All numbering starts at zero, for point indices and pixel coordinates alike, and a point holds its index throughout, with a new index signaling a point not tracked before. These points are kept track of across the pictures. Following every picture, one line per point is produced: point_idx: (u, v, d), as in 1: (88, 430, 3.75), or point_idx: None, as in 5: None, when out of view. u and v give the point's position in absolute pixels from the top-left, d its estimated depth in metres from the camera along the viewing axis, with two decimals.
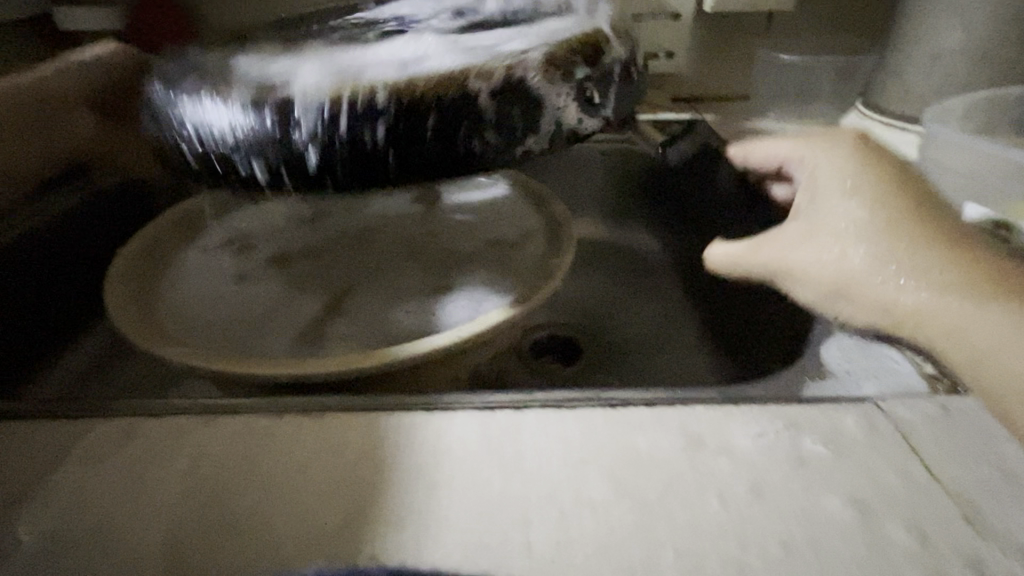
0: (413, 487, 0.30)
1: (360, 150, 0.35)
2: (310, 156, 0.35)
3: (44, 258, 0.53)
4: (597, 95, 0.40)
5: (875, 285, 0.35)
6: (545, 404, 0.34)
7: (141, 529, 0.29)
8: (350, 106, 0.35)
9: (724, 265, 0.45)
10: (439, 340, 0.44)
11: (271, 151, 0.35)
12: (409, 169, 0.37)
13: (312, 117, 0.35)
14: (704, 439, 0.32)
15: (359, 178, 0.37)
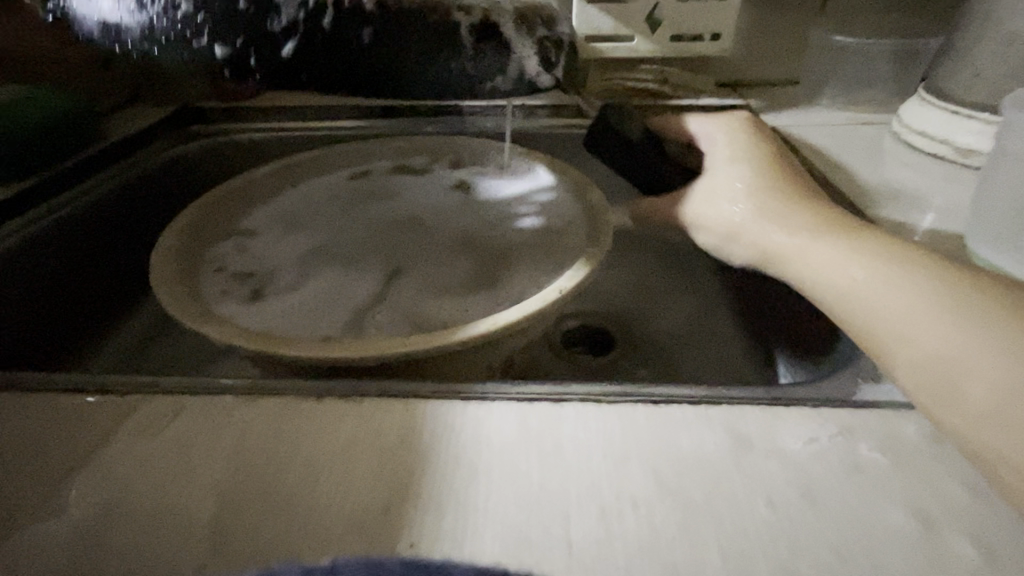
0: (451, 477, 0.30)
1: (336, 43, 0.39)
2: (286, 47, 0.37)
3: (97, 234, 0.53)
4: (553, 53, 0.44)
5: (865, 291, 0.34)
6: (583, 398, 0.33)
7: (188, 506, 0.29)
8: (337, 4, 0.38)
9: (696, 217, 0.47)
10: (473, 330, 0.43)
11: (228, 34, 0.36)
12: (349, 70, 0.41)
13: (291, 7, 0.36)
14: (751, 440, 0.30)
15: (337, 71, 0.41)
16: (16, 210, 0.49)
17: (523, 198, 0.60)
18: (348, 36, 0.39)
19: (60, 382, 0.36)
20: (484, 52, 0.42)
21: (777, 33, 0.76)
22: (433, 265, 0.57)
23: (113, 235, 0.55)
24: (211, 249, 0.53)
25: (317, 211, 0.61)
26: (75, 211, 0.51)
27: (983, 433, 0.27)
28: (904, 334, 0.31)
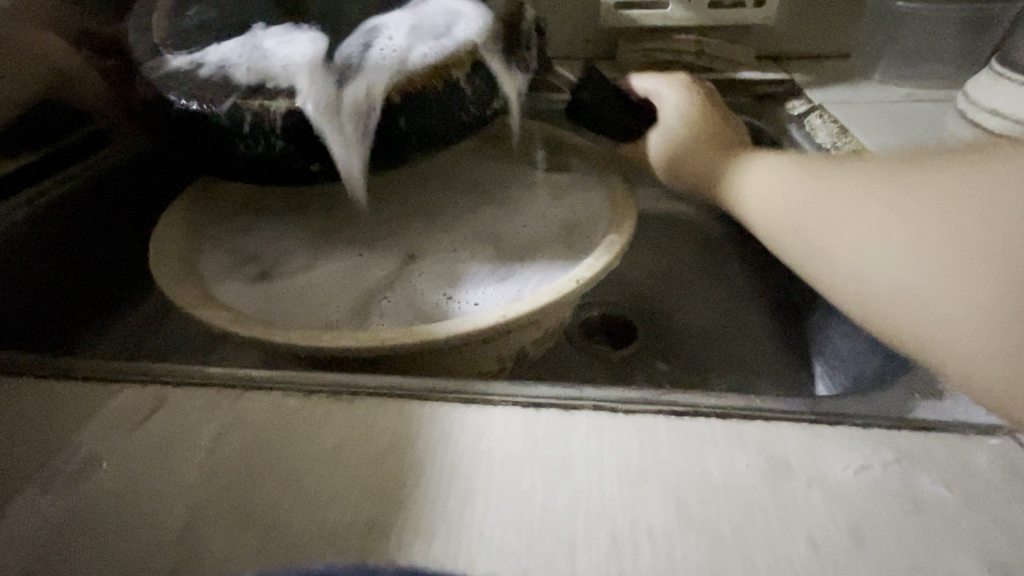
0: (446, 490, 0.27)
1: (387, 135, 0.38)
2: (356, 154, 0.38)
3: (86, 224, 0.49)
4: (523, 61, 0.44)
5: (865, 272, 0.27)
6: (598, 405, 0.30)
7: (163, 511, 0.27)
8: (377, 104, 0.37)
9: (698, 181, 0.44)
10: (483, 323, 0.40)
11: (318, 158, 0.38)
12: (391, 160, 0.40)
13: (355, 125, 0.37)
14: (791, 465, 0.26)
15: (387, 158, 0.39)
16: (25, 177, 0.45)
17: (541, 178, 0.56)
18: (388, 124, 0.37)
19: (42, 367, 0.34)
20: (485, 96, 0.40)
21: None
22: (458, 239, 0.51)
23: (121, 205, 0.52)
24: (213, 227, 0.50)
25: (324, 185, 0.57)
26: (54, 202, 0.46)
27: None
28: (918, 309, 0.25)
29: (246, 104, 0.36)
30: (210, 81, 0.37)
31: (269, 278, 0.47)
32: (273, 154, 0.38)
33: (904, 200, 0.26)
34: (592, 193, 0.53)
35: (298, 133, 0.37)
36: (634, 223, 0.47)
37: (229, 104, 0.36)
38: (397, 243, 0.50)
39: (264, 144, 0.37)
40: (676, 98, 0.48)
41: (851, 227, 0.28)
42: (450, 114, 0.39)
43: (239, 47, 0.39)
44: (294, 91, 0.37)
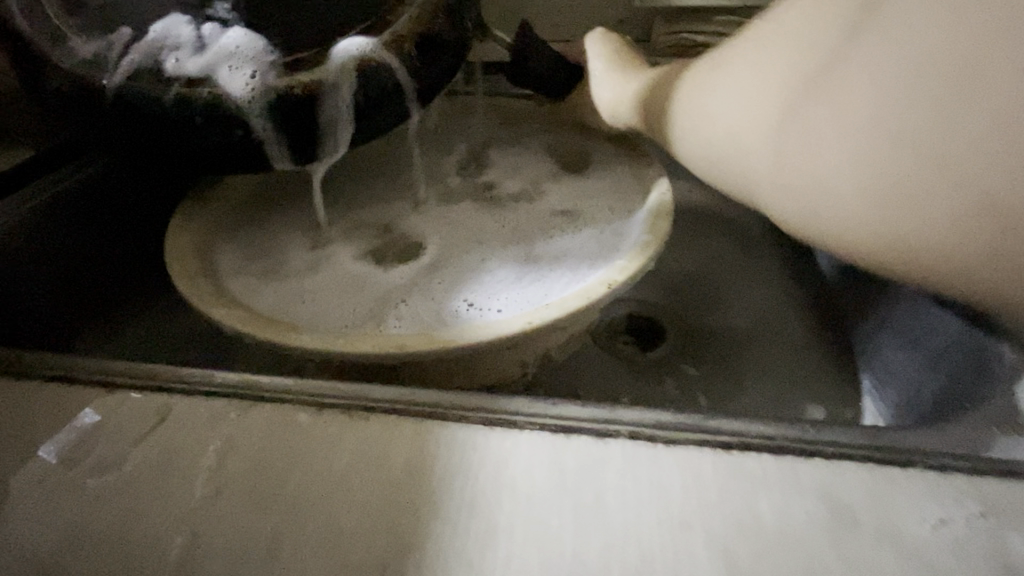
0: (467, 528, 0.24)
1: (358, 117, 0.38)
2: (334, 140, 0.38)
3: (84, 229, 0.46)
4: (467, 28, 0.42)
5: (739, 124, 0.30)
6: (634, 432, 0.27)
7: (164, 537, 0.25)
8: (343, 90, 0.36)
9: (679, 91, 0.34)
10: (509, 331, 0.37)
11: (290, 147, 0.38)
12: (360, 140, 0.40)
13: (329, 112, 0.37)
14: (855, 517, 0.23)
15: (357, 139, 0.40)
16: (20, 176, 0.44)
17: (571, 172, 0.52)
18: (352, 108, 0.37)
19: (43, 369, 0.32)
20: (436, 70, 0.40)
21: None
22: (480, 234, 0.48)
23: (135, 196, 0.49)
24: (227, 218, 0.48)
25: (342, 174, 0.54)
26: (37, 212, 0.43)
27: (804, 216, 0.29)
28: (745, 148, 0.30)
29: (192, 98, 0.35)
30: (147, 72, 0.35)
31: (281, 272, 0.45)
32: (229, 142, 0.36)
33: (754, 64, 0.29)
34: (626, 190, 0.49)
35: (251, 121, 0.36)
36: (669, 225, 0.44)
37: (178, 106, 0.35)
38: (418, 237, 0.48)
39: (210, 133, 0.36)
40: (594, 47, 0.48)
41: (720, 106, 0.30)
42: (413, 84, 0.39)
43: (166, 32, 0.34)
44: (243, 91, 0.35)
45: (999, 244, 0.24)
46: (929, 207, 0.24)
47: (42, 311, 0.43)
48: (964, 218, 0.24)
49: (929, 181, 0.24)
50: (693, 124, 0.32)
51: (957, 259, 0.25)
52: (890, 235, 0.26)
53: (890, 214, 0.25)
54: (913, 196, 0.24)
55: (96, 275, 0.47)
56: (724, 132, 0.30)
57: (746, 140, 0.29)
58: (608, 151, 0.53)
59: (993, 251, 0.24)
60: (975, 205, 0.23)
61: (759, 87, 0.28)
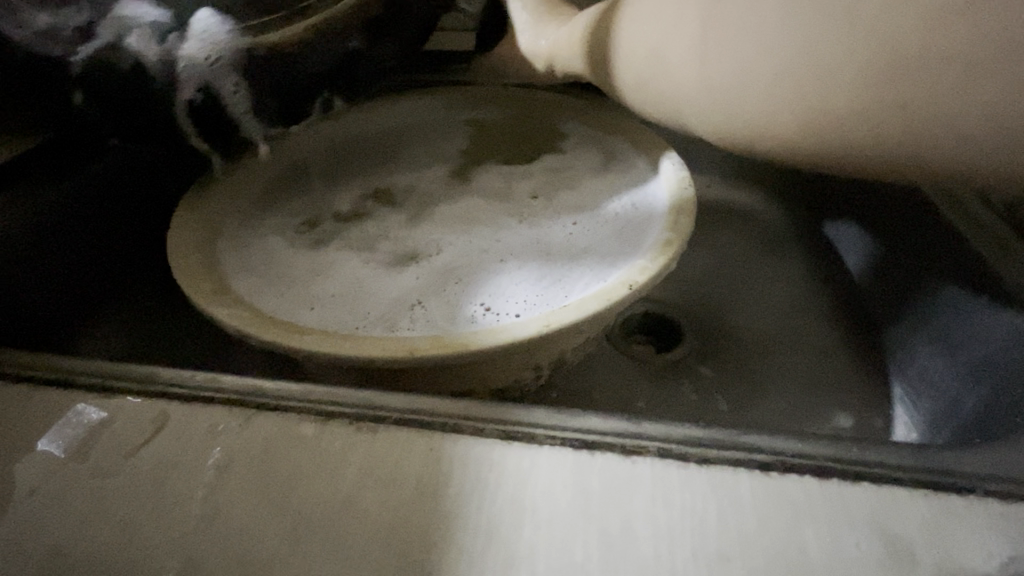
0: (486, 554, 0.23)
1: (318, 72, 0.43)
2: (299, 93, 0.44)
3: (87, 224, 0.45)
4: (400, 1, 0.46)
5: (657, 77, 0.32)
6: (664, 450, 0.25)
7: (158, 559, 0.24)
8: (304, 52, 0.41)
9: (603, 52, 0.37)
10: (527, 332, 0.36)
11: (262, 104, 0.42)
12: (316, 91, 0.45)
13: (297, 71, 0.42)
14: (915, 550, 0.21)
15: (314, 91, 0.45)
16: (23, 166, 0.42)
17: (591, 167, 0.50)
18: (312, 62, 0.42)
19: (35, 372, 0.30)
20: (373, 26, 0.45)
21: None
22: (493, 229, 0.46)
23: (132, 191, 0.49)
24: (233, 215, 0.47)
25: (350, 168, 0.53)
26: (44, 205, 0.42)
27: (759, 146, 0.29)
28: (671, 100, 0.32)
29: (155, 64, 0.37)
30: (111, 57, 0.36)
31: (285, 269, 0.43)
32: (191, 103, 0.40)
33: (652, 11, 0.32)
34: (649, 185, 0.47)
35: (217, 84, 0.39)
36: (693, 222, 0.42)
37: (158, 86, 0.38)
38: (430, 234, 0.46)
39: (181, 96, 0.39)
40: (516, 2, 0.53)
41: (642, 40, 0.32)
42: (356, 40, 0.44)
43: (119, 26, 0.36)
44: (220, 70, 0.38)
45: (906, 107, 0.24)
46: (842, 79, 0.24)
47: (49, 308, 0.42)
48: (873, 80, 0.24)
49: (836, 61, 0.24)
50: (629, 45, 0.34)
51: (870, 126, 0.25)
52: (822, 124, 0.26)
53: (814, 100, 0.25)
54: (821, 68, 0.25)
55: (93, 270, 0.46)
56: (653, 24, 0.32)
57: (675, 63, 0.30)
58: (626, 145, 0.51)
59: (904, 116, 0.24)
60: (885, 70, 0.23)
61: (673, 31, 0.30)
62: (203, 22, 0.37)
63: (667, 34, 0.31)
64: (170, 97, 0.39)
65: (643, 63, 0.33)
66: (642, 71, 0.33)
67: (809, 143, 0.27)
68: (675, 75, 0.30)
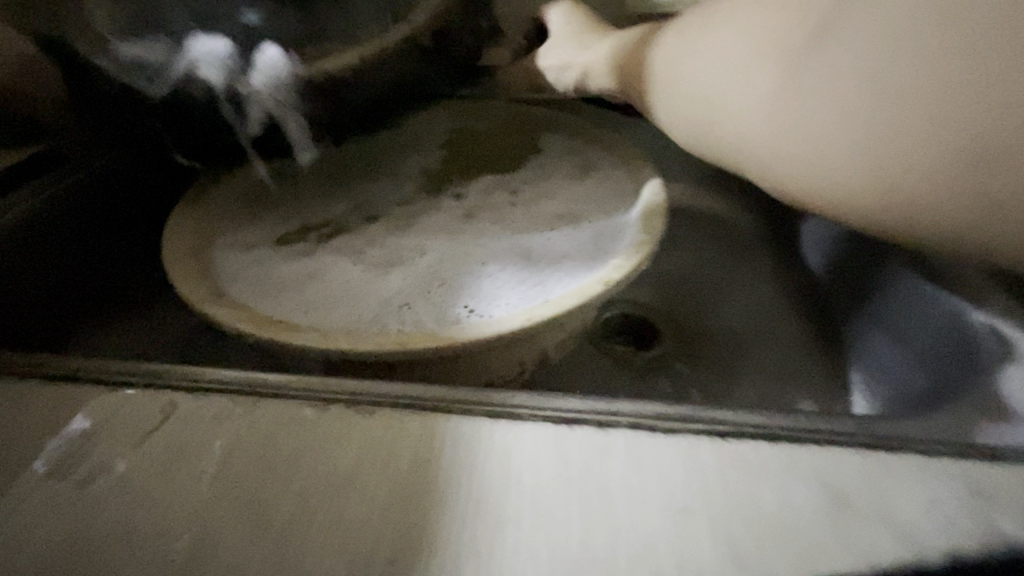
0: (476, 517, 0.25)
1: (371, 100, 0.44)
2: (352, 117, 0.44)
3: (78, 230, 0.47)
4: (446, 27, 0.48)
5: (717, 118, 0.31)
6: (635, 422, 0.27)
7: (172, 535, 0.26)
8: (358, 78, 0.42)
9: (657, 86, 0.35)
10: (510, 325, 0.38)
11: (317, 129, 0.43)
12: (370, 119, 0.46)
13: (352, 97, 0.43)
14: (853, 499, 0.24)
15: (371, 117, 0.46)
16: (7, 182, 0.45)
17: (569, 175, 0.54)
18: (366, 87, 0.43)
19: (44, 370, 0.32)
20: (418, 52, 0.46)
21: None
22: (480, 235, 0.49)
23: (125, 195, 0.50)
24: (228, 223, 0.49)
25: (341, 179, 0.55)
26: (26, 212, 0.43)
27: (811, 197, 0.28)
28: (730, 144, 0.31)
29: (226, 93, 0.39)
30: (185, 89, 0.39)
31: (280, 274, 0.45)
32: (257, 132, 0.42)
33: (722, 50, 0.30)
34: (622, 191, 0.51)
35: (282, 116, 0.41)
36: (663, 224, 0.45)
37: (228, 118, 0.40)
38: (420, 241, 0.49)
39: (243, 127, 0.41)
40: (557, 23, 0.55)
41: (704, 81, 0.31)
42: (408, 72, 0.45)
43: (199, 63, 0.39)
44: (284, 99, 0.40)
45: (983, 196, 0.24)
46: (922, 161, 0.24)
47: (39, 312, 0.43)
48: (953, 167, 0.23)
49: (921, 141, 0.24)
50: (687, 81, 0.32)
51: (942, 210, 0.25)
52: (889, 196, 0.26)
53: (890, 174, 0.25)
54: (904, 148, 0.24)
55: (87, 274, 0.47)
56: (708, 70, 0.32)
57: (738, 110, 0.29)
58: (602, 157, 0.55)
59: (981, 205, 0.24)
60: (971, 159, 0.23)
61: (742, 79, 0.29)
62: (273, 58, 0.40)
63: (735, 80, 0.29)
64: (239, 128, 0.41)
65: (705, 104, 0.31)
66: (700, 111, 0.32)
67: (872, 210, 0.26)
68: (737, 122, 0.30)
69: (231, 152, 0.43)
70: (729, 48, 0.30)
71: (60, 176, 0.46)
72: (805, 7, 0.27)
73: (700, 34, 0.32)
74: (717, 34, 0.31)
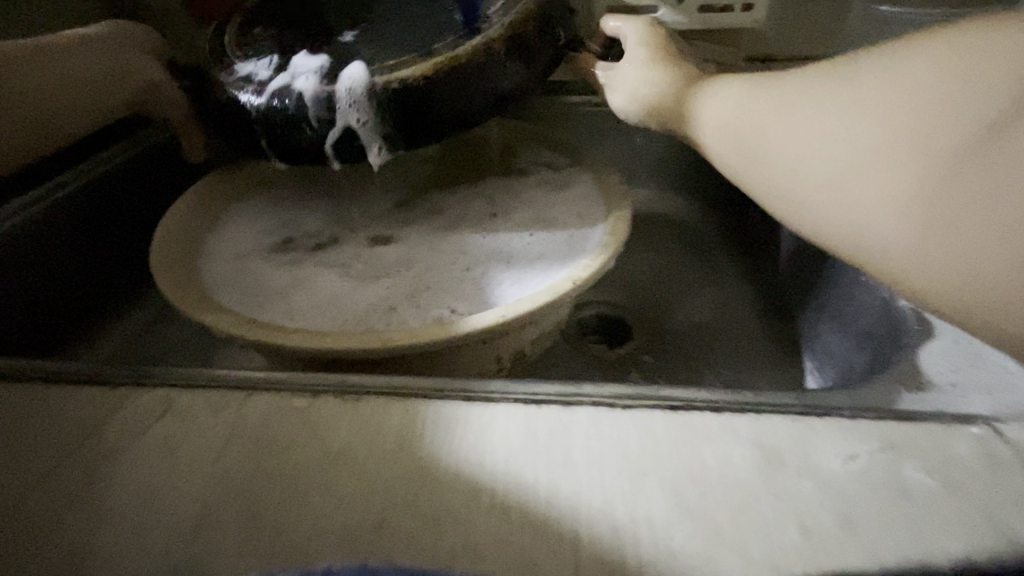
0: (452, 487, 0.28)
1: (449, 110, 0.42)
2: (430, 123, 0.42)
3: (60, 243, 0.50)
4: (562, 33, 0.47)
5: (831, 209, 0.25)
6: (596, 401, 0.31)
7: (170, 514, 0.28)
8: (433, 81, 0.41)
9: (738, 156, 0.31)
10: (485, 323, 0.41)
11: (393, 135, 0.42)
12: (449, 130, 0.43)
13: (429, 104, 0.41)
14: (783, 457, 0.28)
15: (449, 128, 0.43)
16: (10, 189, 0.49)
17: (540, 185, 0.57)
18: (439, 92, 0.41)
19: (45, 372, 0.34)
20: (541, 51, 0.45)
21: None
22: (457, 242, 0.52)
23: (107, 213, 0.53)
24: (215, 235, 0.51)
25: (324, 191, 0.57)
26: (17, 227, 0.46)
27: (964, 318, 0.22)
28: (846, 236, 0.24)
29: (311, 100, 0.41)
30: (279, 98, 0.41)
31: (267, 281, 0.48)
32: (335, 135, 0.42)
33: (838, 124, 0.24)
34: (590, 198, 0.54)
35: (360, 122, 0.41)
36: (628, 225, 0.49)
37: (312, 124, 0.42)
38: (400, 249, 0.52)
39: (333, 136, 0.42)
40: (638, 36, 0.44)
41: (810, 157, 0.25)
42: (489, 83, 0.43)
43: (291, 76, 0.42)
44: (365, 106, 0.41)
45: None
46: None
47: (19, 320, 0.46)
48: None
49: None
50: (785, 154, 0.27)
51: None
52: None
53: None
54: None
55: (66, 285, 0.50)
56: (777, 91, 0.29)
57: (862, 201, 0.23)
58: (571, 166, 0.58)
59: None
60: None
61: (869, 162, 0.23)
62: (351, 70, 0.41)
63: (853, 163, 0.23)
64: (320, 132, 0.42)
65: (808, 189, 0.26)
66: (800, 196, 0.26)
67: None
68: (860, 211, 0.23)
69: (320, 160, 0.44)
70: (850, 121, 0.24)
71: (49, 192, 0.49)
72: (965, 76, 0.20)
73: (800, 102, 0.26)
74: (830, 106, 0.25)
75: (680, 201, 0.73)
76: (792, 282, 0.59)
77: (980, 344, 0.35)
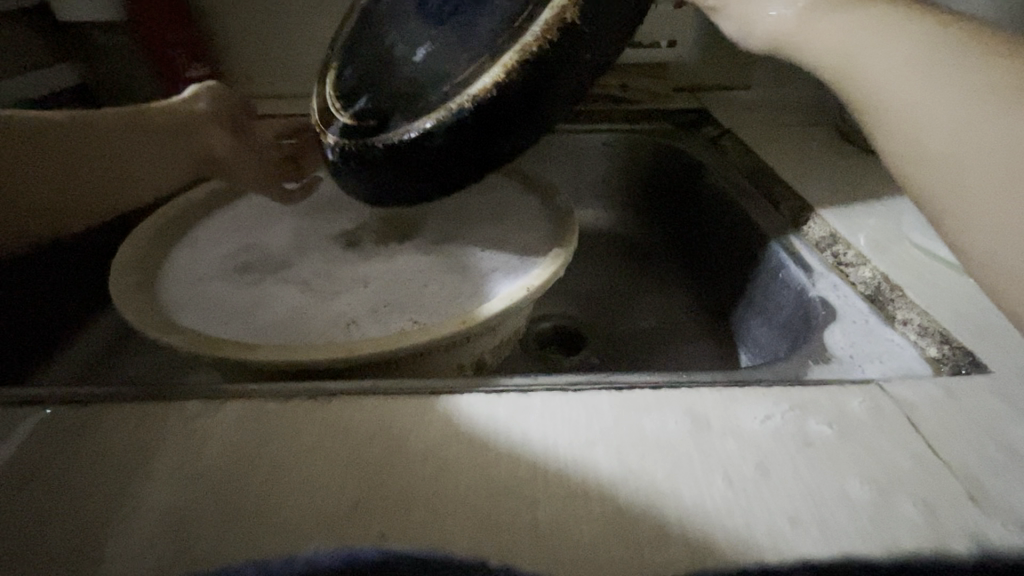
0: (422, 471, 0.30)
1: (539, 108, 0.35)
2: (524, 129, 0.36)
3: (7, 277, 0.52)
4: None
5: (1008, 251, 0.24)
6: (550, 387, 0.34)
7: (143, 519, 0.29)
8: (509, 86, 0.34)
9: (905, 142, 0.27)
10: (445, 329, 0.44)
11: (489, 150, 0.37)
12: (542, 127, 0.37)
13: (516, 109, 0.35)
14: (711, 422, 0.32)
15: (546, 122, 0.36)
16: None
17: (494, 204, 0.62)
18: (528, 98, 0.35)
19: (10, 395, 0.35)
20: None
21: (723, 42, 0.82)
22: (416, 259, 0.55)
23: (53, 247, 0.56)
24: (175, 261, 0.53)
25: (284, 216, 0.59)
26: None
27: None
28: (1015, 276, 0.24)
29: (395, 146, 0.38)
30: (365, 152, 0.39)
31: (228, 303, 0.49)
32: (425, 172, 0.38)
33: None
34: (538, 212, 0.59)
35: (446, 151, 0.37)
36: (575, 237, 0.53)
37: (399, 169, 0.38)
38: (362, 269, 0.54)
39: (424, 175, 0.38)
40: None
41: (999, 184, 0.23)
42: (581, 69, 0.35)
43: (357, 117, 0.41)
44: (443, 135, 0.36)
45: None
46: None
47: None
48: None
49: None
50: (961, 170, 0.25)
51: None
52: None
53: None
54: None
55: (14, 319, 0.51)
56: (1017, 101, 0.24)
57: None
58: (520, 186, 0.63)
59: None
60: None
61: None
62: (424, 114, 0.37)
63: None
64: (410, 173, 0.38)
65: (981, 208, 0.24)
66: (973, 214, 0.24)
67: None
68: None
69: (419, 200, 0.41)
70: None
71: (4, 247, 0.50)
72: None
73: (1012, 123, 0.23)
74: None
75: (624, 218, 0.80)
76: (719, 284, 0.65)
77: (872, 322, 0.41)
